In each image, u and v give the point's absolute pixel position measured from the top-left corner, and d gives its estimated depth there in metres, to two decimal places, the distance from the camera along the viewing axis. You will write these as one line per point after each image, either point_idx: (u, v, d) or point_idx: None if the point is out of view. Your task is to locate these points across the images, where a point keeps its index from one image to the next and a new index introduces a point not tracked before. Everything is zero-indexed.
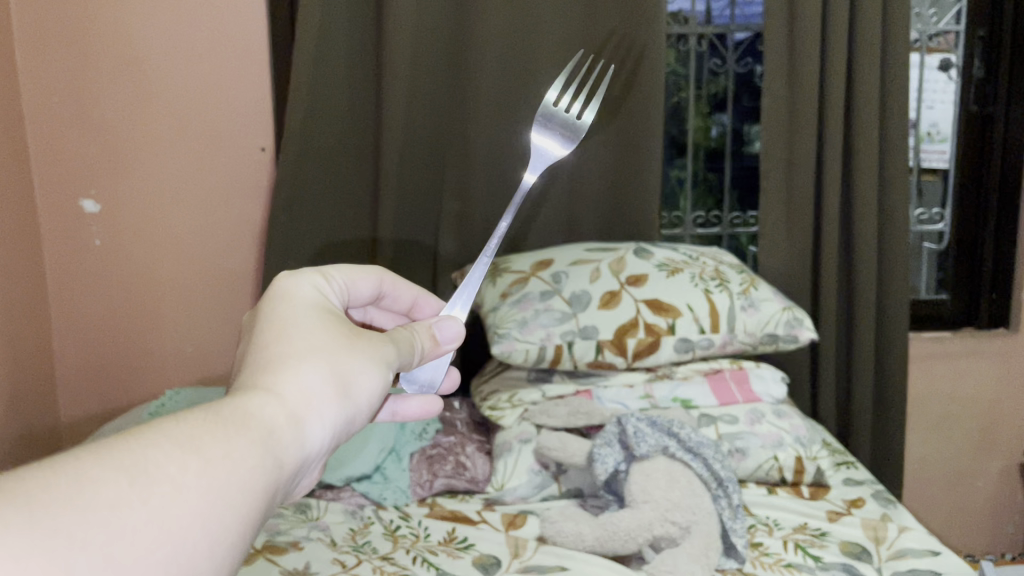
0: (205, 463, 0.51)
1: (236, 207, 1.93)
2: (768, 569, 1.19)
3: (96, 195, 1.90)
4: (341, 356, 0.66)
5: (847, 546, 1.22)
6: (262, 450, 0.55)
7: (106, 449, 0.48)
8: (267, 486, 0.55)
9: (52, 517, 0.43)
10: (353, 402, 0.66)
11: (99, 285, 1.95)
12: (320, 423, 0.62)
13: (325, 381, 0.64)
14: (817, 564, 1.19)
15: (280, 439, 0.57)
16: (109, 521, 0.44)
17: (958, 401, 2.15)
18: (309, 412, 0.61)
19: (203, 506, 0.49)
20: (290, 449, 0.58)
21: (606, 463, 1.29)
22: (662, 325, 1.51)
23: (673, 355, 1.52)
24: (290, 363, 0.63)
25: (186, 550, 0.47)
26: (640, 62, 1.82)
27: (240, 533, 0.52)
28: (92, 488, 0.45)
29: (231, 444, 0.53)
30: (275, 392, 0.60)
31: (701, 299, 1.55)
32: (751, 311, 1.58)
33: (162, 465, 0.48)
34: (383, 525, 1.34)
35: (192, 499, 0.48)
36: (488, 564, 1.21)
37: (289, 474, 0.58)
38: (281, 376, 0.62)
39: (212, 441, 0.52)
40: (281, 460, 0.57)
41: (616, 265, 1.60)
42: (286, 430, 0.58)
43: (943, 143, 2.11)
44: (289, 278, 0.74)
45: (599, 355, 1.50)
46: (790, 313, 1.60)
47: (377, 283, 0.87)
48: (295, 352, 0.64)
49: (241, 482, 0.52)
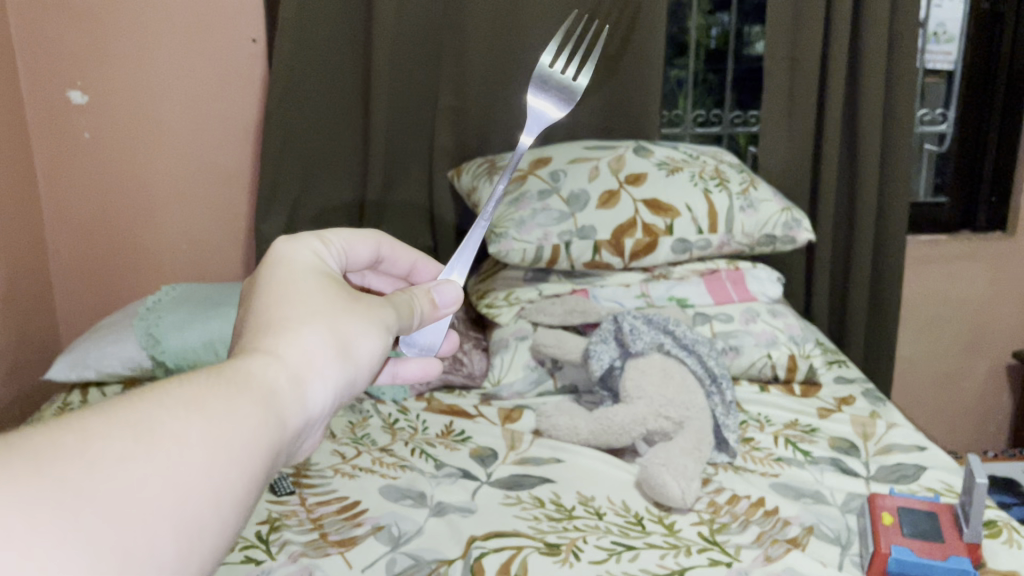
0: (209, 419, 0.46)
1: (227, 101, 1.89)
2: (757, 463, 1.22)
3: (83, 87, 1.85)
4: (339, 318, 0.62)
5: (835, 441, 1.25)
6: (266, 409, 0.50)
7: (111, 404, 0.44)
8: (272, 446, 0.50)
9: (59, 469, 0.39)
10: (354, 364, 0.61)
11: (90, 180, 1.92)
12: (321, 384, 0.57)
13: (324, 343, 0.59)
14: (806, 458, 1.22)
15: (282, 399, 0.52)
16: (115, 475, 0.40)
17: (951, 303, 2.17)
18: (309, 373, 0.56)
19: (210, 462, 0.44)
20: (291, 408, 0.53)
21: (601, 359, 1.31)
22: (660, 226, 1.50)
23: (671, 255, 1.52)
24: (288, 325, 0.59)
25: (195, 506, 0.43)
26: (635, 20, 1.80)
27: (247, 489, 0.47)
28: (98, 443, 0.41)
29: (234, 402, 0.49)
30: (274, 354, 0.56)
31: (699, 199, 1.54)
32: (750, 212, 1.57)
33: (166, 422, 0.44)
34: (382, 418, 1.36)
35: (198, 456, 0.44)
36: (485, 456, 1.24)
37: (292, 437, 0.53)
38: (281, 338, 0.57)
39: (216, 399, 0.48)
40: (285, 419, 0.52)
41: (615, 163, 1.58)
42: (288, 391, 0.54)
43: (949, 44, 2.06)
44: (284, 243, 0.68)
45: (596, 255, 1.49)
46: (789, 213, 1.59)
47: (378, 245, 0.82)
48: (294, 318, 0.60)
49: (246, 438, 0.47)
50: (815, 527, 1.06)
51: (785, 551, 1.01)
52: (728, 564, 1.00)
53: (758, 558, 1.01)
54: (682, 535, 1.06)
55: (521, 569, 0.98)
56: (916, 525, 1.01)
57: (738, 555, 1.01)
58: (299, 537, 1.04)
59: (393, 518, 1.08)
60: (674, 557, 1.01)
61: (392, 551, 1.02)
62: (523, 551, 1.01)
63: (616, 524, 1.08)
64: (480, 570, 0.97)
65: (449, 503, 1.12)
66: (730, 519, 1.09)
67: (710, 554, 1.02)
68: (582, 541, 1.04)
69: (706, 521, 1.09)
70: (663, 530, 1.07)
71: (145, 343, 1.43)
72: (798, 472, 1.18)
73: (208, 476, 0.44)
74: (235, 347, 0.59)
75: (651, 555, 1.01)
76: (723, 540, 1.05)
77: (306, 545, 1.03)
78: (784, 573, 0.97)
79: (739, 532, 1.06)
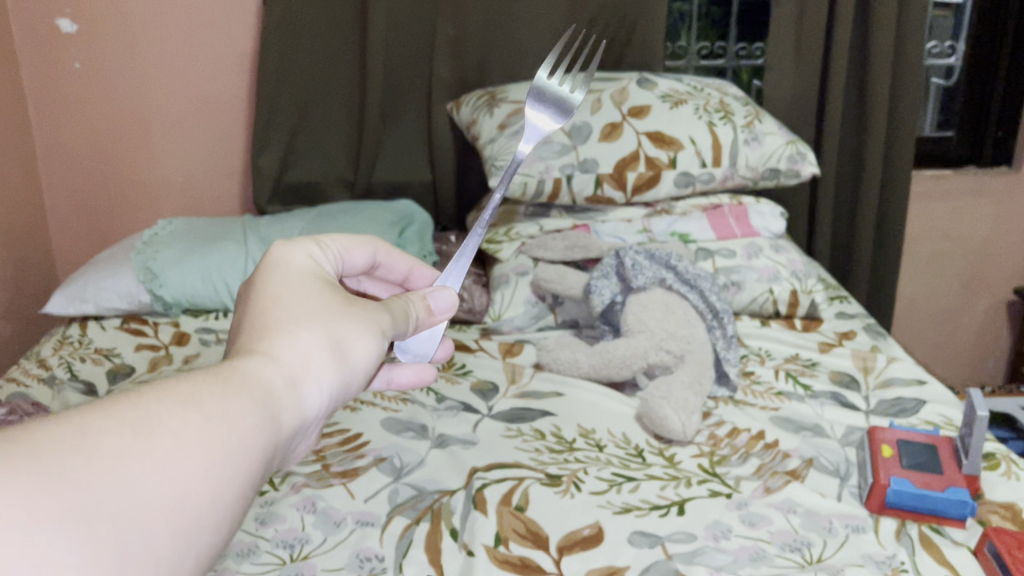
0: (208, 419, 0.43)
1: (220, 31, 1.85)
2: (758, 396, 1.22)
3: (71, 15, 1.80)
4: (345, 315, 0.58)
5: (836, 375, 1.26)
6: (263, 411, 0.46)
7: (108, 398, 0.41)
8: (267, 450, 0.46)
9: (56, 459, 0.36)
10: (358, 367, 0.57)
11: (82, 111, 1.89)
12: (324, 387, 0.53)
13: (327, 344, 0.55)
14: (806, 392, 1.22)
15: (279, 400, 0.48)
16: (113, 468, 0.37)
17: (953, 239, 2.16)
18: (313, 373, 0.53)
19: (208, 465, 0.41)
20: (291, 410, 0.49)
21: (603, 294, 1.30)
22: (664, 159, 1.48)
23: (673, 190, 1.51)
24: (292, 322, 0.55)
25: (190, 508, 0.39)
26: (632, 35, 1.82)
27: (244, 495, 0.43)
28: (96, 435, 0.38)
29: (231, 403, 0.45)
30: (276, 352, 0.52)
31: (703, 132, 1.52)
32: (754, 145, 1.54)
33: (165, 420, 0.41)
34: None
35: (196, 457, 0.40)
36: (486, 390, 1.24)
37: (287, 441, 0.49)
38: (283, 336, 0.54)
39: (215, 397, 0.44)
40: (284, 421, 0.48)
41: (618, 95, 1.55)
42: (285, 392, 0.50)
43: None
44: (287, 241, 0.64)
45: (598, 189, 1.48)
46: (793, 147, 1.57)
47: (380, 254, 0.76)
48: (296, 317, 0.56)
49: (243, 439, 0.43)
50: (814, 460, 1.07)
51: (784, 483, 1.02)
52: (728, 495, 1.01)
53: (757, 489, 1.01)
54: (682, 468, 1.06)
55: (522, 500, 0.99)
56: (915, 458, 1.02)
57: (738, 487, 1.02)
58: (302, 469, 1.05)
59: (395, 450, 1.09)
60: (674, 489, 1.02)
61: (394, 482, 1.03)
62: (524, 482, 1.02)
63: (617, 456, 1.09)
64: (482, 500, 0.98)
65: (450, 436, 1.13)
66: (730, 451, 1.10)
67: (710, 486, 1.02)
68: (582, 472, 1.05)
69: (706, 453, 1.10)
70: (664, 462, 1.08)
71: (142, 278, 1.42)
72: (798, 406, 1.19)
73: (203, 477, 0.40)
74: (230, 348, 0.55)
75: (651, 486, 1.02)
76: (723, 472, 1.05)
77: (309, 476, 1.03)
78: (783, 504, 0.99)
79: (739, 464, 1.07)
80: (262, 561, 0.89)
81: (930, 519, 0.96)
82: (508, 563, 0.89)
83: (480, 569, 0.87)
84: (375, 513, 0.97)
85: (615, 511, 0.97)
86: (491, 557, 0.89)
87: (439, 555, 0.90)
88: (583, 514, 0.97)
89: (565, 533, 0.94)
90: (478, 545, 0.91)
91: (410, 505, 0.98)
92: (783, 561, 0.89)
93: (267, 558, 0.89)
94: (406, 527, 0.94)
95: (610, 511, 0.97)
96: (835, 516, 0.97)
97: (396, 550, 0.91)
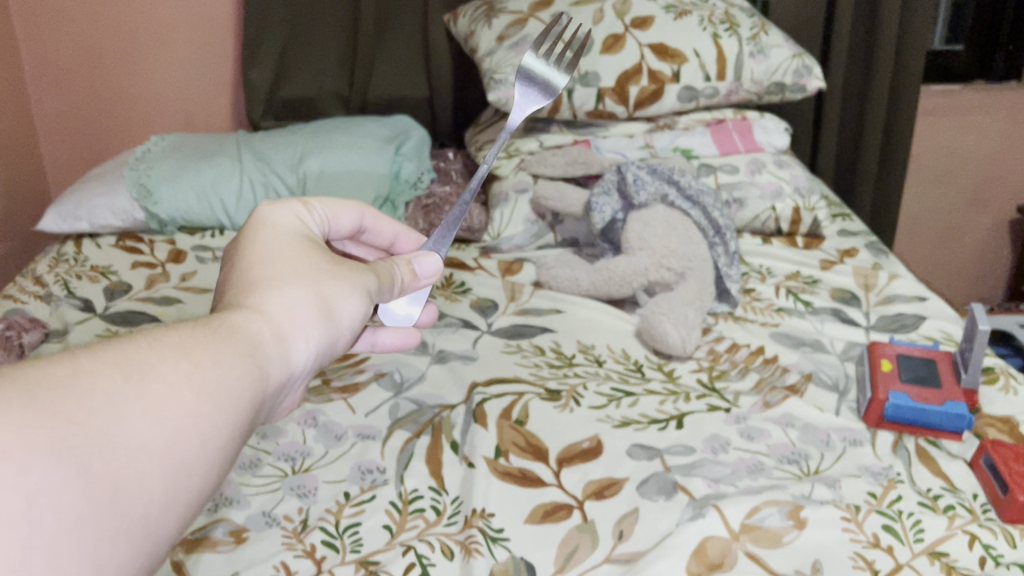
0: (197, 366, 0.42)
1: None
2: (758, 313, 1.22)
3: None
4: (332, 272, 0.57)
5: (837, 293, 1.25)
6: (250, 360, 0.46)
7: (99, 342, 0.40)
8: (254, 401, 0.45)
9: (51, 396, 0.35)
10: (343, 324, 0.56)
11: (68, 24, 1.84)
12: (311, 342, 0.52)
13: (313, 301, 0.54)
14: (807, 309, 1.22)
15: (266, 354, 0.48)
16: (104, 405, 0.36)
17: (958, 156, 2.13)
18: (299, 327, 0.52)
19: (199, 410, 0.40)
20: (277, 361, 0.48)
21: (603, 212, 1.28)
22: (667, 73, 1.45)
23: (676, 104, 1.48)
24: (278, 275, 0.54)
25: (182, 451, 0.39)
26: None
27: (233, 443, 0.42)
28: (89, 375, 0.37)
29: (220, 354, 0.44)
30: (262, 308, 0.51)
31: (708, 45, 1.48)
32: (760, 59, 1.50)
33: (156, 364, 0.40)
34: None
35: (186, 401, 0.40)
36: (485, 307, 1.24)
37: (273, 392, 0.48)
38: (269, 290, 0.52)
39: (204, 345, 0.43)
40: (271, 373, 0.47)
41: (621, 5, 1.50)
42: (272, 345, 0.49)
43: None
44: (274, 199, 0.62)
45: (599, 104, 1.45)
46: (800, 60, 1.51)
47: (358, 218, 0.71)
48: (282, 271, 0.54)
49: (232, 389, 0.43)
50: (813, 375, 1.08)
51: (783, 398, 1.03)
52: (726, 409, 1.01)
53: (756, 404, 1.02)
54: (681, 383, 1.07)
55: (522, 414, 0.99)
56: (914, 372, 1.02)
57: (737, 402, 1.02)
58: None
59: (395, 366, 1.09)
60: (672, 403, 1.02)
61: (394, 397, 1.03)
62: (524, 397, 1.02)
63: (616, 372, 1.09)
64: (482, 414, 0.98)
65: (450, 352, 1.12)
66: (730, 367, 1.10)
67: (709, 400, 1.03)
68: (581, 387, 1.05)
69: (705, 369, 1.10)
70: (663, 377, 1.08)
71: (136, 195, 1.40)
72: (798, 322, 1.19)
73: (192, 423, 0.39)
74: (216, 305, 0.54)
75: (650, 401, 1.03)
76: (722, 387, 1.06)
77: (309, 391, 1.04)
78: (782, 418, 0.99)
79: (738, 379, 1.07)
80: (264, 473, 0.90)
81: (927, 431, 0.97)
82: (508, 475, 0.90)
83: (480, 479, 0.88)
84: (376, 427, 0.97)
85: (614, 425, 0.98)
86: (492, 469, 0.90)
87: (439, 467, 0.91)
88: (583, 428, 0.97)
89: (564, 446, 0.94)
90: (478, 457, 0.91)
91: (411, 420, 0.98)
92: (781, 473, 0.90)
93: (269, 470, 0.90)
94: (407, 441, 0.95)
95: (609, 425, 0.98)
96: (833, 429, 0.98)
97: (397, 462, 0.92)
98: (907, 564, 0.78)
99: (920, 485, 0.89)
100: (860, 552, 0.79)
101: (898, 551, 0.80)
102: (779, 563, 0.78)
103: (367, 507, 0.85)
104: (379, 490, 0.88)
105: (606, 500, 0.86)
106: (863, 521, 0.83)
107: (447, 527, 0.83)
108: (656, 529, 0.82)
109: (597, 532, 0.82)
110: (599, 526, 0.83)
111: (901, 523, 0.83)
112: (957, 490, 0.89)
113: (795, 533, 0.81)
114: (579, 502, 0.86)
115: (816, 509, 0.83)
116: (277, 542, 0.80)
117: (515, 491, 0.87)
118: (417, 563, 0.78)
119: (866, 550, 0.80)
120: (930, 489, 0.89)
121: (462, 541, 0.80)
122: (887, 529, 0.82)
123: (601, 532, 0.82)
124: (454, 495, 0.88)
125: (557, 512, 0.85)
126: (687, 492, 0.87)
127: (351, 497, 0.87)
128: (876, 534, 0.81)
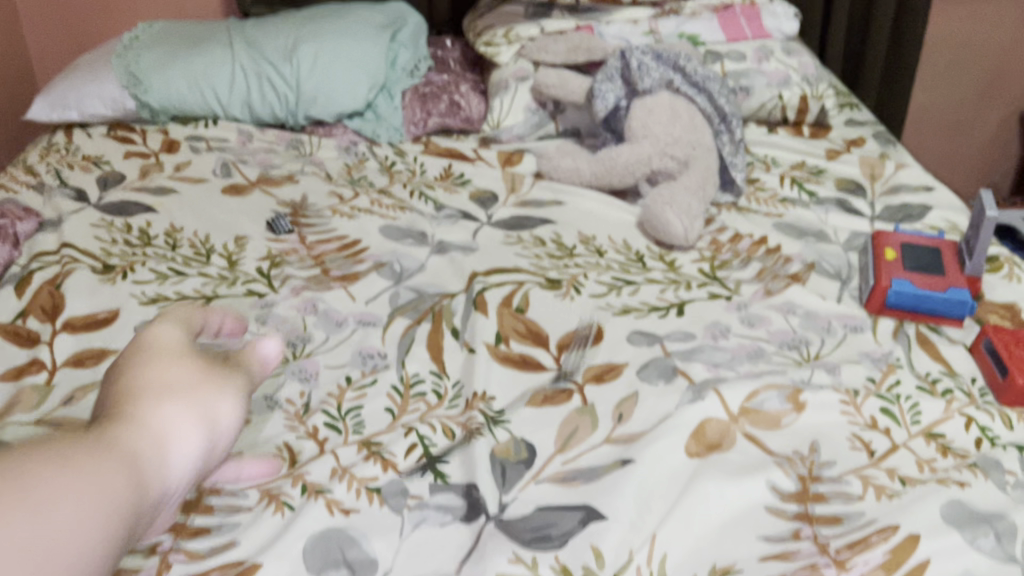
0: (71, 470, 0.44)
1: None
2: (762, 204, 1.20)
3: None
4: (207, 385, 0.60)
5: (843, 183, 1.23)
6: (131, 471, 0.48)
7: None
8: (134, 508, 0.46)
9: None
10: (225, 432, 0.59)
11: None
12: (200, 444, 0.55)
13: (199, 413, 0.57)
14: (811, 199, 1.20)
15: (145, 462, 0.49)
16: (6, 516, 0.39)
17: (970, 47, 2.07)
18: (189, 434, 0.54)
19: (85, 518, 0.43)
20: (160, 473, 0.50)
21: (606, 99, 1.26)
22: None
23: None
24: (153, 388, 0.56)
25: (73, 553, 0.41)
26: None
27: (119, 531, 0.44)
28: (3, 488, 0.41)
29: (100, 459, 0.47)
30: (142, 417, 0.53)
31: None
32: None
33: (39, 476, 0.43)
34: (379, 162, 1.33)
35: (64, 504, 0.42)
36: (485, 199, 1.22)
37: (157, 504, 0.50)
38: (148, 399, 0.54)
39: (80, 455, 0.46)
40: (150, 482, 0.49)
41: None
42: (149, 458, 0.50)
43: None
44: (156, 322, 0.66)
45: None
46: None
47: None
48: (175, 384, 0.58)
49: (115, 492, 0.45)
50: (816, 264, 1.07)
51: (785, 286, 1.02)
52: (727, 298, 1.01)
53: (758, 292, 1.01)
54: (683, 272, 1.06)
55: (522, 302, 0.99)
56: (918, 261, 1.01)
57: (738, 290, 1.02)
58: (301, 273, 1.04)
59: (394, 256, 1.08)
60: (673, 292, 1.02)
61: (394, 286, 1.02)
62: (524, 286, 1.02)
63: (617, 262, 1.08)
64: (483, 303, 0.98)
65: (450, 243, 1.11)
66: (732, 256, 1.09)
67: (710, 289, 1.02)
68: (582, 277, 1.04)
69: (707, 259, 1.09)
70: (664, 267, 1.07)
71: (125, 83, 1.36)
72: (802, 212, 1.17)
73: (82, 521, 0.42)
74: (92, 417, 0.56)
75: (651, 290, 1.02)
76: (723, 276, 1.05)
77: (308, 280, 1.03)
78: (784, 306, 0.99)
79: (740, 269, 1.06)
80: None
81: (928, 318, 0.97)
82: (509, 361, 0.90)
83: (481, 365, 0.88)
84: (376, 315, 0.97)
85: (614, 313, 0.97)
86: (492, 355, 0.90)
87: (440, 353, 0.91)
88: (583, 316, 0.97)
89: (565, 333, 0.94)
90: (478, 343, 0.91)
91: (411, 308, 0.98)
92: (781, 359, 0.90)
93: None
94: (407, 328, 0.95)
95: (609, 313, 0.98)
96: (834, 317, 0.98)
97: (398, 349, 0.92)
98: (903, 445, 0.79)
99: (919, 370, 0.90)
100: (858, 434, 0.80)
101: (895, 433, 0.81)
102: (777, 443, 0.79)
103: (369, 391, 0.85)
104: (380, 375, 0.88)
105: (606, 384, 0.87)
106: (861, 404, 0.84)
107: (449, 410, 0.84)
108: (656, 411, 0.83)
109: (597, 415, 0.83)
110: (599, 409, 0.83)
111: (899, 406, 0.84)
112: (956, 374, 0.89)
113: (794, 416, 0.82)
114: (579, 387, 0.86)
115: (815, 392, 0.84)
116: (280, 424, 0.81)
117: (516, 377, 0.88)
118: (419, 444, 0.78)
119: (863, 432, 0.81)
120: (929, 373, 0.89)
121: (463, 423, 0.81)
122: (885, 411, 0.83)
123: (601, 415, 0.83)
124: (455, 379, 0.88)
125: (557, 396, 0.85)
126: (687, 376, 0.87)
127: (353, 382, 0.87)
128: (874, 417, 0.82)
